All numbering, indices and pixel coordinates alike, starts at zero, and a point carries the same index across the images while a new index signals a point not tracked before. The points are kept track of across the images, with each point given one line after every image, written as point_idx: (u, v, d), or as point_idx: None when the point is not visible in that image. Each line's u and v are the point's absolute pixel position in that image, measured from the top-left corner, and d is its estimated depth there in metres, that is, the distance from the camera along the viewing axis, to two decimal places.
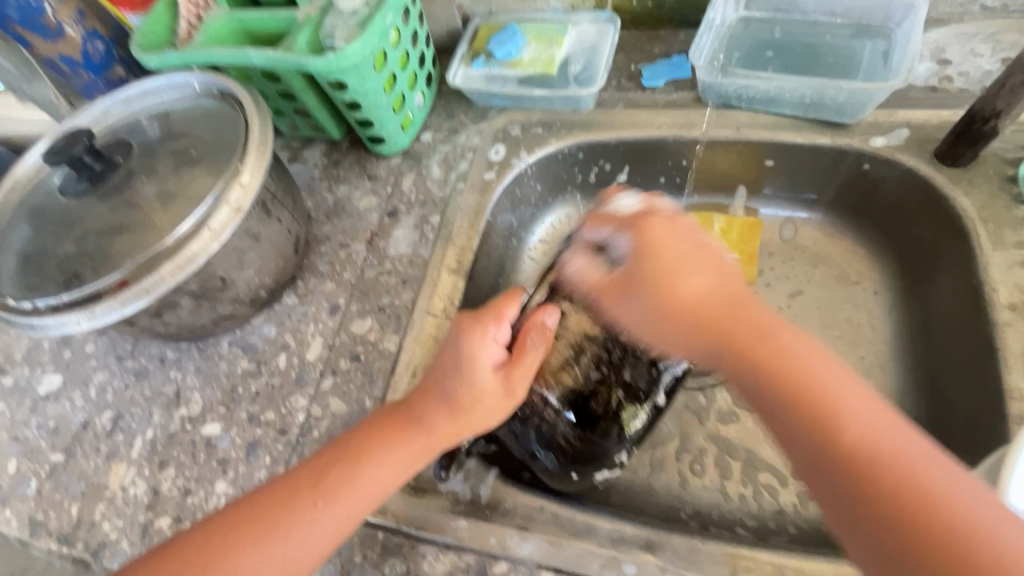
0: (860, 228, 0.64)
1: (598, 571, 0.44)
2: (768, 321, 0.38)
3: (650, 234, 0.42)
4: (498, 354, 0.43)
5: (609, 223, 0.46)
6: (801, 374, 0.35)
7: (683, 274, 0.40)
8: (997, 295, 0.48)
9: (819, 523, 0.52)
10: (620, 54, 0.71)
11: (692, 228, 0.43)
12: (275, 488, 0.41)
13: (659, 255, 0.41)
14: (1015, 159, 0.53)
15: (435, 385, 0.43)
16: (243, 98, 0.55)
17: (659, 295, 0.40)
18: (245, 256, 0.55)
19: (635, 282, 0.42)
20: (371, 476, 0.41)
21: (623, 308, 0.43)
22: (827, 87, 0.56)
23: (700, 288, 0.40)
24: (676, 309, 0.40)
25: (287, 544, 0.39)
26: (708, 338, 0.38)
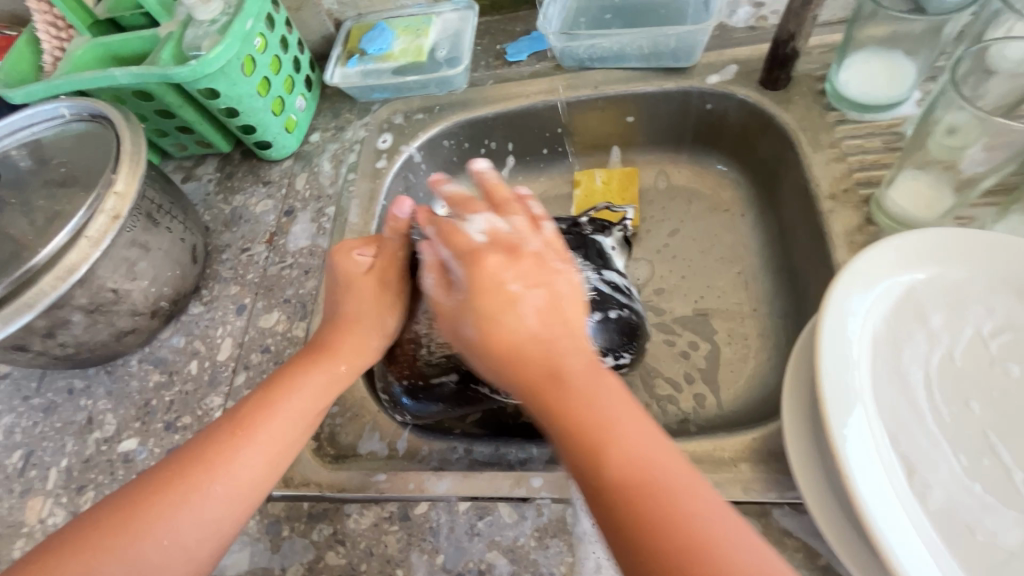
0: (721, 161, 0.72)
1: (509, 490, 0.46)
2: (567, 364, 0.37)
3: (477, 272, 0.40)
4: (367, 262, 0.50)
5: (454, 246, 0.43)
6: (572, 428, 0.34)
7: (506, 323, 0.38)
8: (821, 188, 0.55)
9: (713, 419, 0.58)
10: (486, 38, 0.76)
11: (530, 279, 0.39)
12: (195, 438, 0.42)
13: (493, 292, 0.39)
14: (822, 76, 0.61)
15: (330, 305, 0.50)
16: (111, 116, 0.57)
17: (480, 327, 0.39)
18: (136, 266, 0.55)
19: (458, 314, 0.41)
20: (293, 406, 0.44)
21: (472, 349, 0.40)
22: (659, 36, 0.63)
23: (523, 334, 0.38)
24: (486, 357, 0.39)
25: (215, 476, 0.39)
26: (506, 364, 0.38)
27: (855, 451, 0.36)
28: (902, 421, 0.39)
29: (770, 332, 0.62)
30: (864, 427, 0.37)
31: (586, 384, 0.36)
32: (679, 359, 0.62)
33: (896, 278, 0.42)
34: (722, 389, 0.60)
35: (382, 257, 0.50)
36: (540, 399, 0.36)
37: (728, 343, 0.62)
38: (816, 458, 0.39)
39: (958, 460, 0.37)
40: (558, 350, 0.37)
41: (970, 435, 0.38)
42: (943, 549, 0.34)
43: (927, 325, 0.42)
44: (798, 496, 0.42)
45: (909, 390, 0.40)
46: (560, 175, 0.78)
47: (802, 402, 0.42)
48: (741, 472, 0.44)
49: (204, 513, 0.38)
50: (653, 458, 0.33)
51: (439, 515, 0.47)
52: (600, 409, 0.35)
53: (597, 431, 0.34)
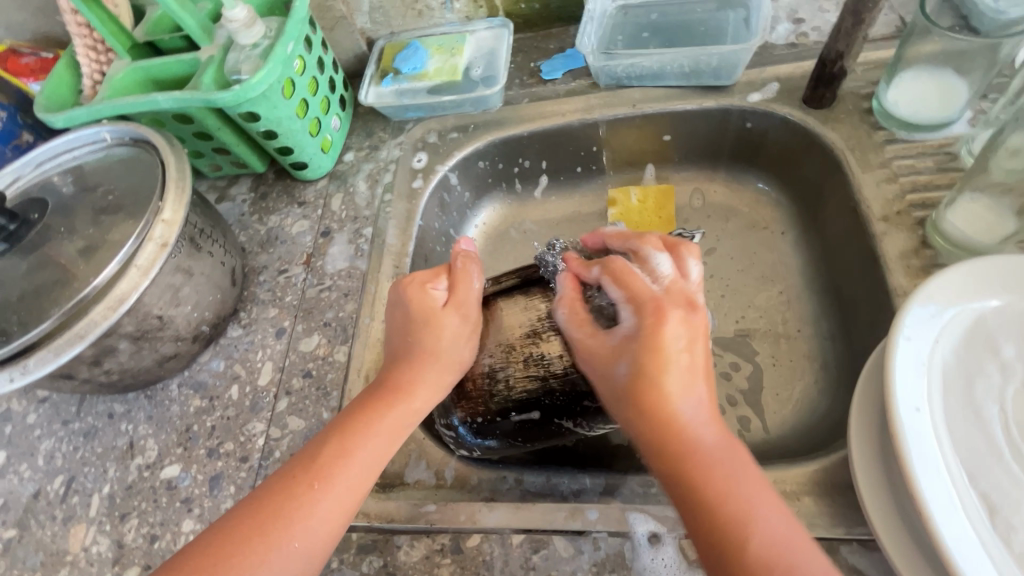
0: (760, 178, 0.71)
1: (564, 523, 0.46)
2: (710, 435, 0.38)
3: (655, 317, 0.41)
4: (443, 297, 0.50)
5: (627, 290, 0.44)
6: (711, 489, 0.35)
7: (666, 371, 0.39)
8: (872, 209, 0.54)
9: (762, 444, 0.57)
10: (519, 55, 0.76)
11: (696, 345, 0.41)
12: (268, 485, 0.43)
13: (665, 343, 0.40)
14: (868, 94, 0.60)
15: (400, 338, 0.50)
16: (155, 141, 0.57)
17: (639, 376, 0.40)
18: (180, 292, 0.55)
19: (616, 357, 0.42)
20: (365, 454, 0.44)
21: (619, 395, 0.41)
22: (700, 55, 0.63)
23: (684, 385, 0.39)
24: (632, 399, 0.40)
25: (294, 530, 0.40)
26: (655, 417, 0.39)
27: (940, 490, 0.34)
28: (979, 457, 0.38)
29: (818, 354, 0.60)
30: (945, 464, 0.36)
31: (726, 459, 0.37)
32: (722, 381, 0.61)
33: (967, 305, 0.41)
34: (768, 412, 0.59)
35: (461, 292, 0.50)
36: (685, 452, 0.37)
37: (773, 365, 0.61)
38: (889, 492, 0.38)
39: None
40: (704, 410, 0.39)
41: None
42: None
43: (999, 357, 0.41)
44: (866, 532, 0.41)
45: (983, 425, 0.39)
46: (594, 192, 0.77)
47: (871, 433, 0.41)
48: (805, 506, 0.43)
49: (282, 569, 0.39)
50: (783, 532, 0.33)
51: (492, 548, 0.46)
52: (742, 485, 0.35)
53: (731, 506, 0.34)
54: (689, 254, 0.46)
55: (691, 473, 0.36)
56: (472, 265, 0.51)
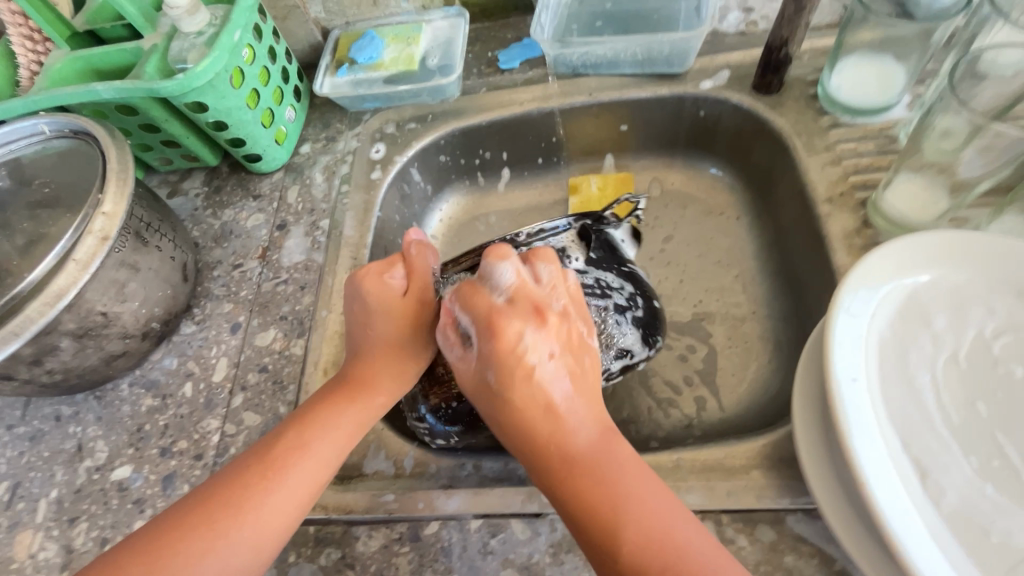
0: (715, 164, 0.72)
1: (521, 506, 0.46)
2: (570, 437, 0.38)
3: (496, 338, 0.39)
4: (401, 285, 0.48)
5: (478, 308, 0.40)
6: (591, 501, 0.36)
7: (518, 396, 0.39)
8: (818, 192, 0.56)
9: (717, 423, 0.58)
10: (477, 45, 0.76)
11: (553, 341, 0.39)
12: (222, 475, 0.42)
13: (513, 359, 0.38)
14: (813, 80, 0.62)
15: (358, 333, 0.49)
16: (95, 132, 0.55)
17: (499, 397, 0.39)
18: (126, 288, 0.53)
19: (479, 378, 0.40)
20: (324, 447, 0.44)
21: (490, 411, 0.40)
22: (652, 43, 0.63)
23: (540, 404, 0.39)
24: (503, 426, 0.40)
25: (244, 521, 0.40)
26: (518, 437, 0.39)
27: (871, 449, 0.36)
28: (913, 424, 0.39)
29: (771, 334, 0.62)
30: (879, 431, 0.38)
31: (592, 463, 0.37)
32: (679, 363, 0.63)
33: (902, 280, 0.43)
34: (723, 392, 0.60)
35: (419, 279, 0.49)
36: (554, 467, 0.38)
37: (729, 346, 0.63)
38: (830, 458, 0.40)
39: (968, 461, 0.38)
40: (566, 422, 0.38)
41: (978, 437, 0.39)
42: (958, 552, 0.34)
43: (932, 328, 0.42)
44: (811, 501, 0.42)
45: (918, 393, 0.40)
46: (554, 183, 0.78)
47: (813, 405, 0.42)
48: (754, 479, 0.44)
49: (229, 561, 0.39)
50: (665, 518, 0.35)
51: (450, 535, 0.46)
52: (616, 487, 0.36)
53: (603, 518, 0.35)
54: (540, 257, 0.43)
55: (566, 487, 0.37)
56: (427, 252, 0.50)
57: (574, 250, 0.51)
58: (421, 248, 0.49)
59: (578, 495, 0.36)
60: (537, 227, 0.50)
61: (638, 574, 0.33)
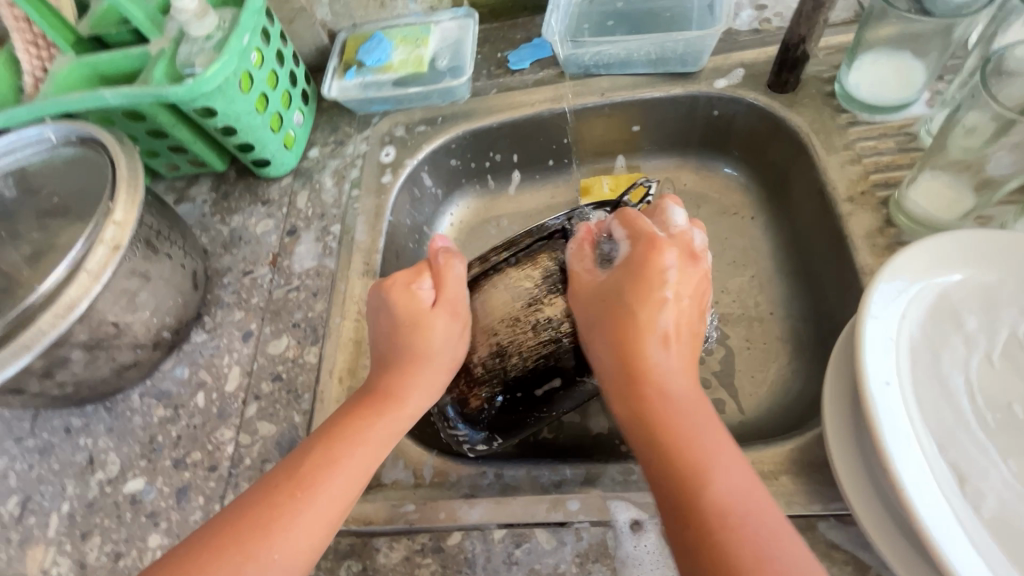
0: (728, 163, 0.71)
1: (546, 514, 0.45)
2: (676, 376, 0.40)
3: (653, 256, 0.44)
4: (429, 296, 0.49)
5: (630, 229, 0.46)
6: (681, 435, 0.37)
7: (645, 314, 0.42)
8: (838, 191, 0.55)
9: (738, 426, 0.57)
10: (485, 46, 0.75)
11: (691, 285, 0.44)
12: (248, 496, 0.41)
13: (656, 280, 0.43)
14: (829, 78, 0.61)
15: (386, 345, 0.49)
16: (103, 140, 0.53)
17: (619, 316, 0.42)
18: (137, 297, 0.52)
19: (600, 294, 0.44)
20: (353, 461, 0.43)
21: (600, 326, 0.43)
22: (666, 43, 0.63)
23: (656, 330, 0.42)
24: (614, 337, 0.42)
25: (274, 542, 0.38)
26: (622, 354, 0.41)
27: (908, 456, 0.35)
28: (947, 427, 0.38)
29: (791, 336, 0.61)
30: (914, 437, 0.37)
31: (688, 404, 0.39)
32: (698, 365, 0.62)
33: (931, 281, 0.42)
34: (743, 394, 0.59)
35: (446, 290, 0.49)
36: (654, 390, 0.39)
37: (748, 348, 0.62)
38: (864, 466, 0.39)
39: (1007, 466, 0.37)
40: (676, 362, 0.41)
41: (1015, 440, 0.38)
42: (1002, 559, 0.33)
43: (963, 329, 0.42)
44: (842, 507, 0.42)
45: (951, 396, 0.40)
46: (565, 184, 0.77)
47: (843, 410, 0.41)
48: (783, 485, 0.43)
49: None
50: (747, 489, 0.34)
51: (474, 545, 0.45)
52: (706, 430, 0.37)
53: (692, 450, 0.36)
54: (699, 224, 0.48)
55: (656, 411, 0.38)
56: (455, 261, 0.50)
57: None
58: (447, 259, 0.49)
59: (665, 425, 0.37)
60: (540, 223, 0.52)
61: (707, 524, 0.33)
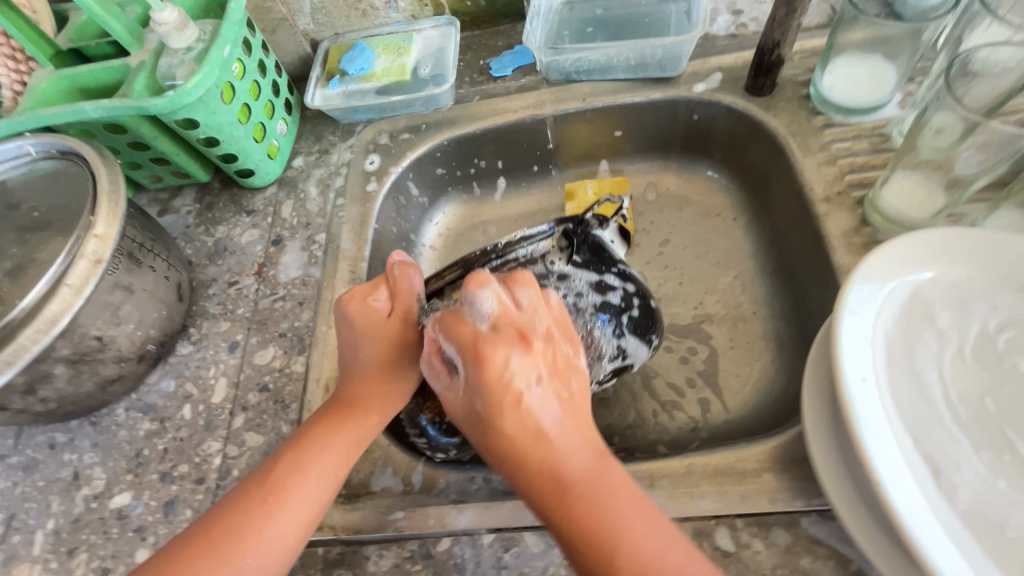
0: (709, 166, 0.73)
1: (534, 517, 0.45)
2: (564, 466, 0.37)
3: (484, 366, 0.38)
4: (386, 307, 0.48)
5: (457, 337, 0.40)
6: (589, 528, 0.35)
7: (511, 424, 0.38)
8: (815, 192, 0.56)
9: (723, 425, 0.58)
10: (468, 53, 0.76)
11: (545, 368, 0.39)
12: (224, 501, 0.41)
13: (500, 388, 0.38)
14: (805, 81, 0.62)
15: (348, 354, 0.49)
16: (84, 153, 0.53)
17: (490, 432, 0.39)
18: (120, 311, 0.52)
19: (469, 404, 0.40)
20: (323, 467, 0.43)
21: (481, 441, 0.40)
22: (645, 49, 0.63)
23: (530, 433, 0.38)
24: (495, 456, 0.39)
25: (247, 547, 0.39)
26: (511, 469, 0.38)
27: (884, 450, 0.36)
28: (923, 422, 0.39)
29: (773, 335, 0.62)
30: (890, 431, 0.37)
31: (586, 494, 0.36)
32: (682, 365, 0.63)
33: (906, 278, 0.43)
34: (728, 393, 0.60)
35: (402, 300, 0.48)
36: (551, 497, 0.37)
37: (731, 347, 0.63)
38: (843, 461, 0.40)
39: (979, 457, 0.38)
40: (561, 447, 0.38)
41: (986, 432, 0.39)
42: (976, 549, 0.34)
43: (936, 325, 0.43)
44: (824, 502, 0.42)
45: (925, 390, 0.41)
46: (550, 189, 0.77)
47: (822, 406, 0.42)
48: (766, 482, 0.44)
49: None
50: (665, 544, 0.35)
51: (462, 551, 0.45)
52: (610, 513, 0.35)
53: (602, 549, 0.34)
54: (519, 281, 0.42)
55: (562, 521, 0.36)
56: (411, 271, 0.49)
57: (556, 255, 0.50)
58: (403, 269, 0.48)
59: (573, 533, 0.35)
60: (518, 234, 0.49)
61: None
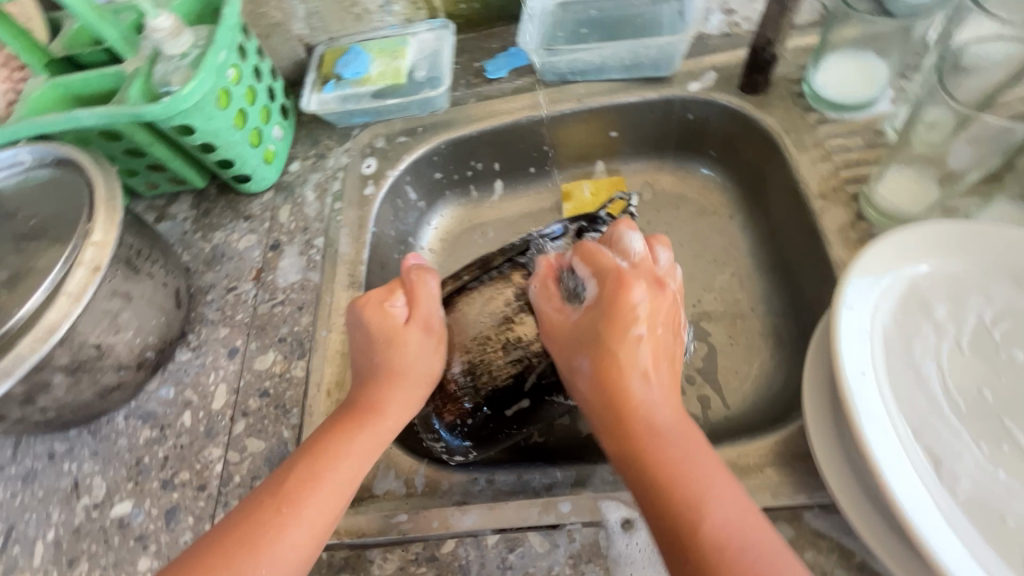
0: (705, 164, 0.73)
1: (538, 517, 0.45)
2: (654, 405, 0.39)
3: (619, 293, 0.42)
4: (403, 313, 0.49)
5: (593, 266, 0.46)
6: (671, 469, 0.36)
7: (623, 351, 0.41)
8: (811, 187, 0.56)
9: (724, 421, 0.58)
10: (463, 56, 0.76)
11: (657, 313, 0.42)
12: (236, 512, 0.41)
13: (628, 315, 0.42)
14: (798, 78, 0.63)
15: (362, 361, 0.49)
16: (80, 161, 0.53)
17: (600, 354, 0.42)
18: (119, 318, 0.52)
19: (579, 329, 0.44)
20: (337, 475, 0.43)
21: (581, 364, 0.43)
22: (639, 48, 0.64)
23: (632, 365, 0.41)
24: (593, 379, 0.42)
25: (260, 557, 0.39)
26: (603, 394, 0.41)
27: (886, 444, 0.36)
28: (922, 414, 0.39)
29: (771, 331, 0.62)
30: (891, 425, 0.38)
31: (676, 438, 0.38)
32: (682, 363, 0.63)
33: (901, 271, 0.43)
34: (728, 390, 0.60)
35: (422, 309, 0.49)
36: (638, 429, 0.39)
37: (730, 344, 0.63)
38: (846, 455, 0.40)
39: (979, 447, 0.38)
40: (655, 392, 0.40)
41: (985, 422, 0.39)
42: (977, 539, 0.34)
43: (933, 317, 0.43)
44: (826, 496, 0.43)
45: (924, 382, 0.41)
46: (547, 190, 0.78)
47: (823, 402, 0.42)
48: (768, 477, 0.44)
49: None
50: (737, 518, 0.34)
51: (467, 552, 0.45)
52: (696, 460, 0.36)
53: (687, 487, 0.35)
54: (660, 243, 0.49)
55: (643, 453, 0.37)
56: (428, 277, 0.51)
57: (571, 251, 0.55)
58: (421, 276, 0.50)
59: (651, 463, 0.37)
60: (538, 232, 0.56)
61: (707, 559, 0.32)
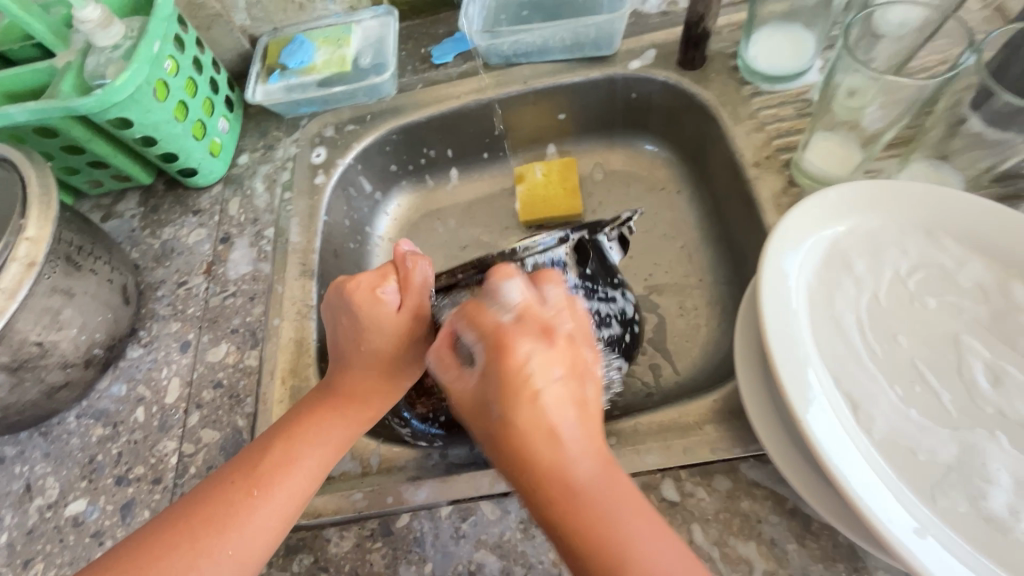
0: (652, 141, 0.74)
1: (490, 487, 0.47)
2: (576, 474, 0.33)
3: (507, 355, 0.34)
4: (395, 300, 0.45)
5: (481, 323, 0.37)
6: (604, 548, 0.32)
7: (524, 419, 0.33)
8: (746, 157, 0.58)
9: (674, 387, 0.60)
10: (409, 42, 0.76)
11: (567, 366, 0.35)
12: (203, 488, 0.42)
13: (521, 378, 0.34)
14: (733, 53, 0.65)
15: (348, 346, 0.46)
16: (11, 157, 0.52)
17: (501, 422, 0.34)
18: (61, 315, 0.51)
19: (482, 394, 0.36)
20: (312, 459, 0.44)
21: (485, 433, 0.35)
22: (578, 28, 0.65)
23: (542, 432, 0.33)
24: (500, 450, 0.34)
25: (227, 537, 0.40)
26: (514, 469, 0.34)
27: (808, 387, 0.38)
28: (843, 362, 0.42)
29: (717, 300, 0.64)
30: (814, 371, 0.40)
31: (611, 512, 0.32)
32: None
33: (822, 232, 0.45)
34: (678, 358, 0.62)
35: (412, 295, 0.45)
36: (559, 505, 0.33)
37: (679, 314, 0.65)
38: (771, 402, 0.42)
39: (893, 391, 0.40)
40: (571, 450, 0.33)
41: (898, 367, 0.42)
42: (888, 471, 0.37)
43: (854, 273, 0.45)
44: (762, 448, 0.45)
45: (845, 333, 0.43)
46: (500, 174, 0.78)
47: (751, 355, 0.44)
48: (707, 434, 0.46)
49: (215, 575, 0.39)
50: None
51: (421, 525, 0.46)
52: (626, 536, 0.32)
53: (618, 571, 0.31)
54: (546, 278, 0.39)
55: (575, 537, 0.32)
56: (424, 263, 0.45)
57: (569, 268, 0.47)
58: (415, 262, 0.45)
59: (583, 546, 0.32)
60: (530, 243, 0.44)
61: None
